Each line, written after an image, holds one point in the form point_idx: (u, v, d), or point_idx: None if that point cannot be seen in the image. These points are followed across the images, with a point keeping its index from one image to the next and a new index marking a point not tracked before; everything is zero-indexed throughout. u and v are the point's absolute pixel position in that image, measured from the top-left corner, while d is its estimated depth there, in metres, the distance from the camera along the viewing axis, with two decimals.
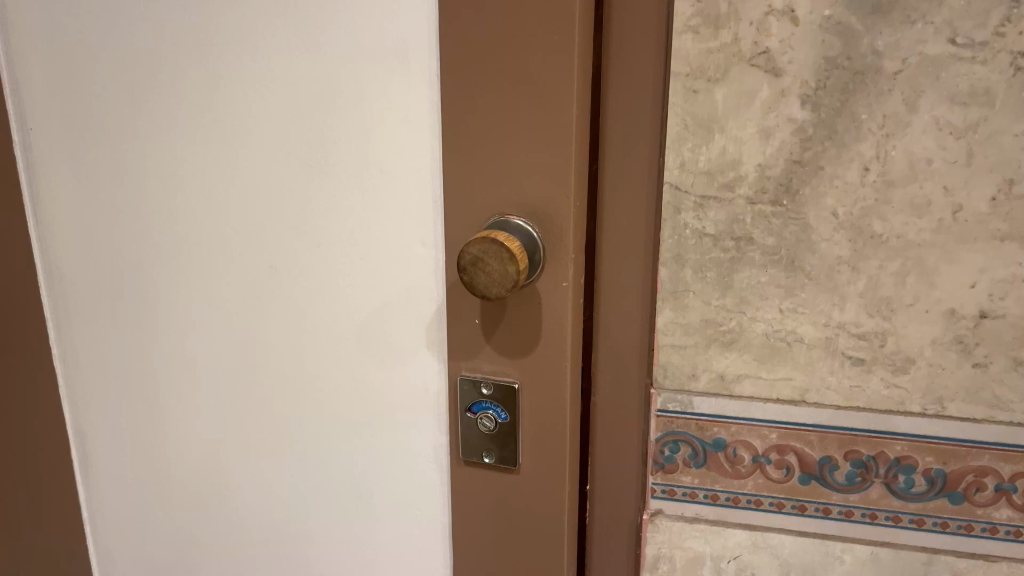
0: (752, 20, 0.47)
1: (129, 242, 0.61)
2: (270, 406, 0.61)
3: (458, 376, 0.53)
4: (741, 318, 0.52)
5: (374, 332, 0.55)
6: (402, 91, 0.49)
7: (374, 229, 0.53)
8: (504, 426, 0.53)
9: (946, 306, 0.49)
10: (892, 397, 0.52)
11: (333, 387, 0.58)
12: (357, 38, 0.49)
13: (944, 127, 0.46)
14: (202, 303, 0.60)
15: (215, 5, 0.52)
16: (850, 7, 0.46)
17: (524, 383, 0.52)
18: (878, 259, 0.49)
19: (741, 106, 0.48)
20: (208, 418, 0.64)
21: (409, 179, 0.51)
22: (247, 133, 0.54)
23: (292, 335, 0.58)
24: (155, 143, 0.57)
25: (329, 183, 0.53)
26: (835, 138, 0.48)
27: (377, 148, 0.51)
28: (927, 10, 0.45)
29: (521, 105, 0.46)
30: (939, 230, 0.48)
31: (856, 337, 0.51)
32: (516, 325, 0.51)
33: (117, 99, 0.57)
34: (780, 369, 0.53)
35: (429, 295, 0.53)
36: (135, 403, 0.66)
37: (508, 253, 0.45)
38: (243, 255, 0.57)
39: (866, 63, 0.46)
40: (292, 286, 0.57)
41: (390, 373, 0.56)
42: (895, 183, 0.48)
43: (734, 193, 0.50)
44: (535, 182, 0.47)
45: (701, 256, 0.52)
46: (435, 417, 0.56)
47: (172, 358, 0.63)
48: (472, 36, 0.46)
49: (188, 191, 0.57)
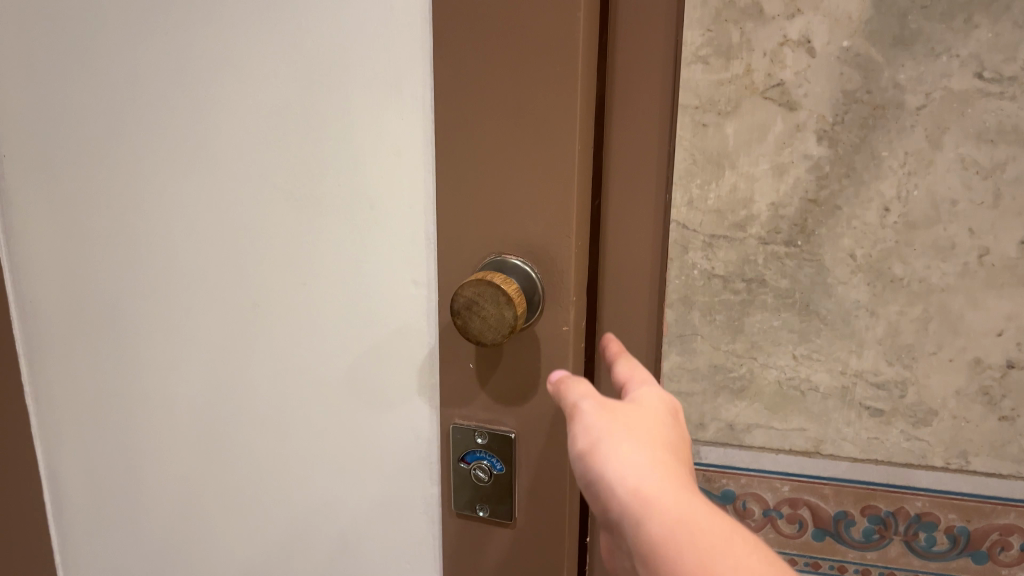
0: (766, 50, 0.44)
1: (107, 277, 0.58)
2: (251, 449, 0.58)
3: (451, 423, 0.50)
4: (753, 364, 0.49)
5: (363, 376, 0.52)
6: (394, 122, 0.46)
7: (364, 268, 0.50)
8: (500, 476, 0.50)
9: (971, 355, 0.46)
10: (913, 450, 0.49)
11: (319, 431, 0.55)
12: (348, 65, 0.46)
13: (970, 166, 0.43)
14: (183, 341, 0.57)
15: (199, 29, 0.49)
16: (870, 39, 0.43)
17: (521, 432, 0.49)
18: (898, 304, 0.46)
19: (753, 141, 0.46)
20: (188, 461, 0.60)
21: (402, 215, 0.48)
22: (230, 163, 0.51)
23: (275, 376, 0.55)
24: (136, 173, 0.54)
25: (317, 217, 0.50)
26: (853, 176, 0.45)
27: (368, 181, 0.48)
28: (952, 42, 0.42)
29: (521, 139, 0.43)
30: (964, 274, 0.45)
31: (874, 387, 0.48)
32: (513, 370, 0.47)
33: (95, 127, 0.55)
34: (793, 419, 0.50)
35: (421, 338, 0.50)
36: (112, 444, 0.63)
37: (506, 297, 0.41)
38: (226, 291, 0.54)
39: (887, 97, 0.43)
40: (274, 324, 0.54)
41: (379, 420, 0.53)
42: (917, 225, 0.45)
43: (745, 233, 0.47)
44: (534, 221, 0.44)
45: (710, 298, 0.49)
46: (426, 466, 0.52)
47: (151, 397, 0.60)
48: (467, 66, 0.43)
49: (169, 223, 0.54)
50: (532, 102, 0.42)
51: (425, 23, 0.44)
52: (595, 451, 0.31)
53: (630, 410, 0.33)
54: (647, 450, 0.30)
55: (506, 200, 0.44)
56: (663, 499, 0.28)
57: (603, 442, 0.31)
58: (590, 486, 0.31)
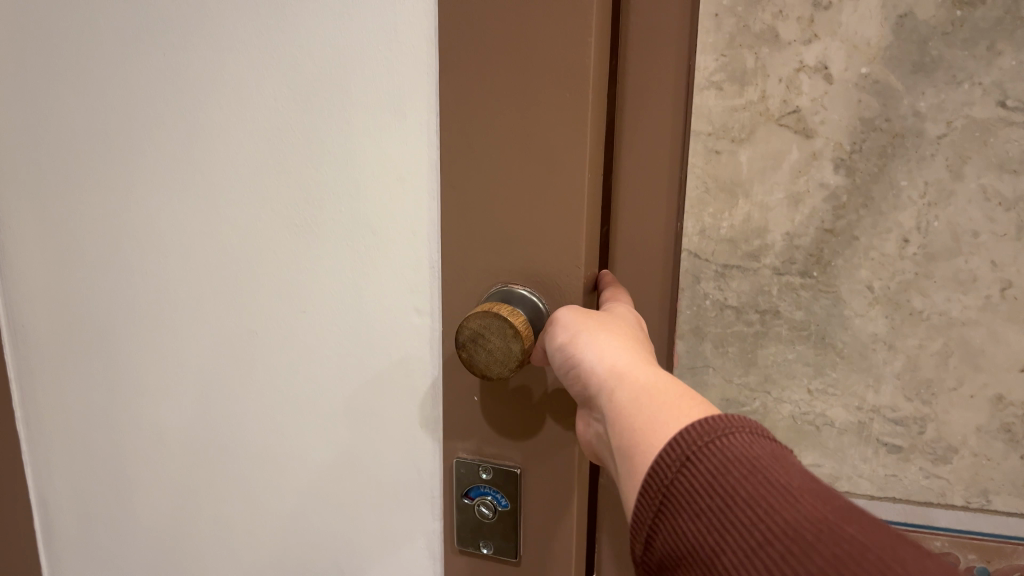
0: (781, 77, 0.43)
1: (100, 301, 0.56)
2: (247, 481, 0.56)
3: (453, 457, 0.48)
4: (766, 398, 0.48)
5: (363, 408, 0.51)
6: (394, 146, 0.45)
7: (365, 296, 0.48)
8: (505, 511, 0.48)
9: (993, 392, 0.45)
10: (932, 488, 0.47)
11: (318, 462, 0.53)
12: (348, 88, 0.45)
13: (992, 197, 0.42)
14: (177, 368, 0.55)
15: (198, 50, 0.48)
16: (889, 65, 0.42)
17: (526, 466, 0.47)
18: (917, 338, 0.45)
19: (769, 169, 0.44)
20: (180, 491, 0.59)
21: (404, 242, 0.46)
22: (230, 187, 0.50)
23: (273, 406, 0.53)
24: (132, 197, 0.53)
25: (318, 244, 0.48)
26: (871, 206, 0.44)
27: (369, 206, 0.46)
28: (975, 69, 0.41)
29: (529, 167, 0.42)
30: (985, 308, 0.43)
31: (892, 422, 0.46)
32: (518, 403, 0.46)
33: (89, 149, 0.53)
34: (808, 454, 0.49)
35: (424, 368, 0.48)
36: (104, 472, 0.61)
37: (512, 329, 0.40)
38: (223, 318, 0.53)
39: (907, 125, 0.42)
40: (272, 352, 0.52)
41: (379, 454, 0.51)
42: (937, 257, 0.43)
43: (759, 263, 0.46)
44: (543, 251, 0.43)
45: (723, 329, 0.47)
46: (429, 500, 0.51)
47: (144, 425, 0.58)
48: (473, 89, 0.42)
49: (164, 247, 0.53)
50: (541, 128, 0.41)
51: (429, 45, 0.43)
52: (575, 340, 0.36)
53: (607, 315, 0.39)
54: (621, 343, 0.35)
55: (515, 228, 0.43)
56: (630, 368, 0.33)
57: (582, 332, 0.36)
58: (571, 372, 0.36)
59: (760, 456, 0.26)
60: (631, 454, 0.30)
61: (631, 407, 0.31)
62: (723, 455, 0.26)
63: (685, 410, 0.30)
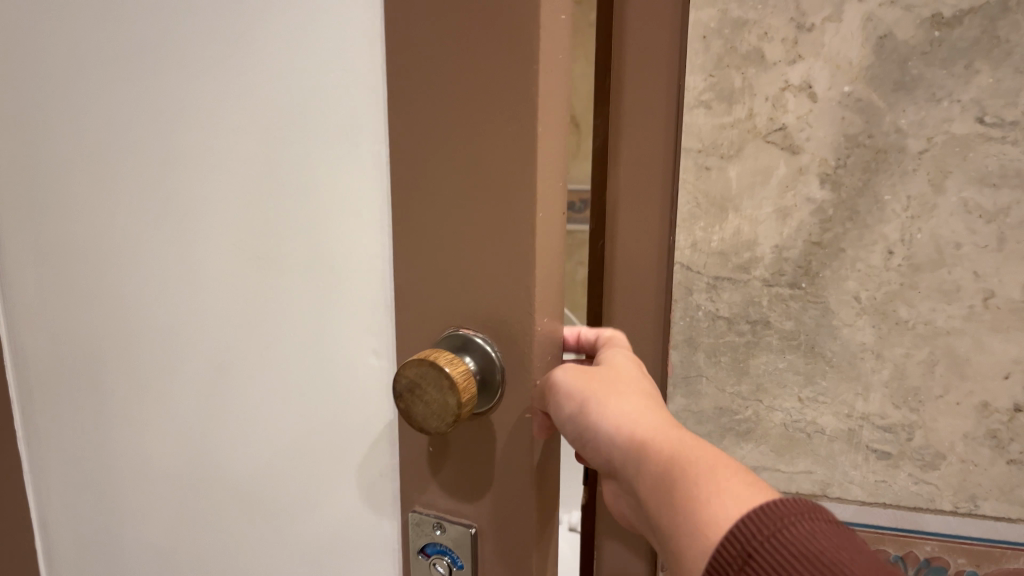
0: (767, 95, 0.45)
1: (61, 328, 0.54)
2: (210, 530, 0.53)
3: (408, 509, 0.43)
4: (759, 407, 0.49)
5: (318, 463, 0.46)
6: (351, 177, 0.40)
7: (322, 339, 0.43)
8: (462, 573, 0.42)
9: (978, 399, 0.46)
10: (921, 493, 0.48)
11: (273, 519, 0.49)
12: (316, 111, 0.40)
13: (973, 210, 0.43)
14: (139, 406, 0.53)
15: (146, 65, 0.45)
16: (871, 84, 0.43)
17: (482, 527, 0.41)
18: (903, 346, 0.46)
19: (757, 184, 0.46)
20: (146, 533, 0.56)
21: (359, 281, 0.41)
22: (197, 208, 0.45)
23: (232, 453, 0.49)
24: (92, 220, 0.50)
25: (275, 281, 0.44)
26: (857, 219, 0.45)
27: (335, 236, 0.41)
28: (953, 87, 0.42)
29: (482, 196, 0.36)
30: (969, 317, 0.45)
31: (881, 430, 0.48)
32: (472, 461, 0.40)
33: (46, 174, 0.50)
34: (800, 461, 0.50)
35: (383, 420, 0.43)
36: (71, 510, 0.59)
37: (449, 382, 0.35)
38: (185, 354, 0.49)
39: (889, 141, 0.44)
40: (230, 398, 0.48)
41: (336, 514, 0.47)
42: (921, 268, 0.45)
43: (749, 275, 0.47)
44: (494, 295, 0.37)
45: (715, 340, 0.49)
46: (389, 565, 0.46)
47: (110, 463, 0.55)
48: (420, 110, 0.37)
49: (121, 278, 0.50)
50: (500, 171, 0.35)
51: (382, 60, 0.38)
52: (586, 406, 0.35)
53: (608, 367, 0.38)
54: (633, 406, 0.34)
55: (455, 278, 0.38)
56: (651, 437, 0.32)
57: (593, 397, 0.35)
58: (587, 440, 0.35)
59: (827, 550, 0.25)
60: (673, 537, 0.29)
61: (659, 487, 0.30)
62: (789, 552, 0.25)
63: (726, 494, 0.28)
